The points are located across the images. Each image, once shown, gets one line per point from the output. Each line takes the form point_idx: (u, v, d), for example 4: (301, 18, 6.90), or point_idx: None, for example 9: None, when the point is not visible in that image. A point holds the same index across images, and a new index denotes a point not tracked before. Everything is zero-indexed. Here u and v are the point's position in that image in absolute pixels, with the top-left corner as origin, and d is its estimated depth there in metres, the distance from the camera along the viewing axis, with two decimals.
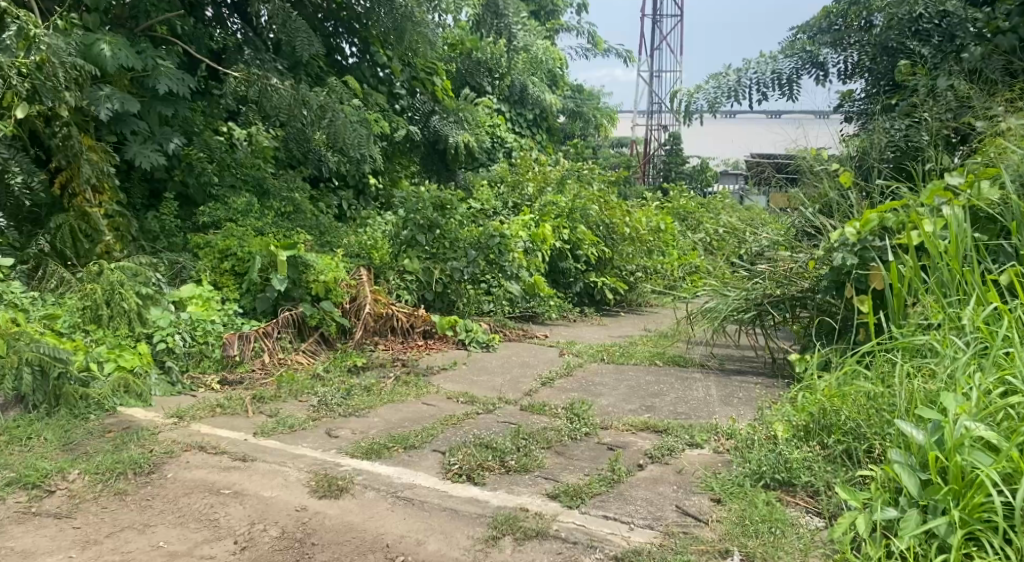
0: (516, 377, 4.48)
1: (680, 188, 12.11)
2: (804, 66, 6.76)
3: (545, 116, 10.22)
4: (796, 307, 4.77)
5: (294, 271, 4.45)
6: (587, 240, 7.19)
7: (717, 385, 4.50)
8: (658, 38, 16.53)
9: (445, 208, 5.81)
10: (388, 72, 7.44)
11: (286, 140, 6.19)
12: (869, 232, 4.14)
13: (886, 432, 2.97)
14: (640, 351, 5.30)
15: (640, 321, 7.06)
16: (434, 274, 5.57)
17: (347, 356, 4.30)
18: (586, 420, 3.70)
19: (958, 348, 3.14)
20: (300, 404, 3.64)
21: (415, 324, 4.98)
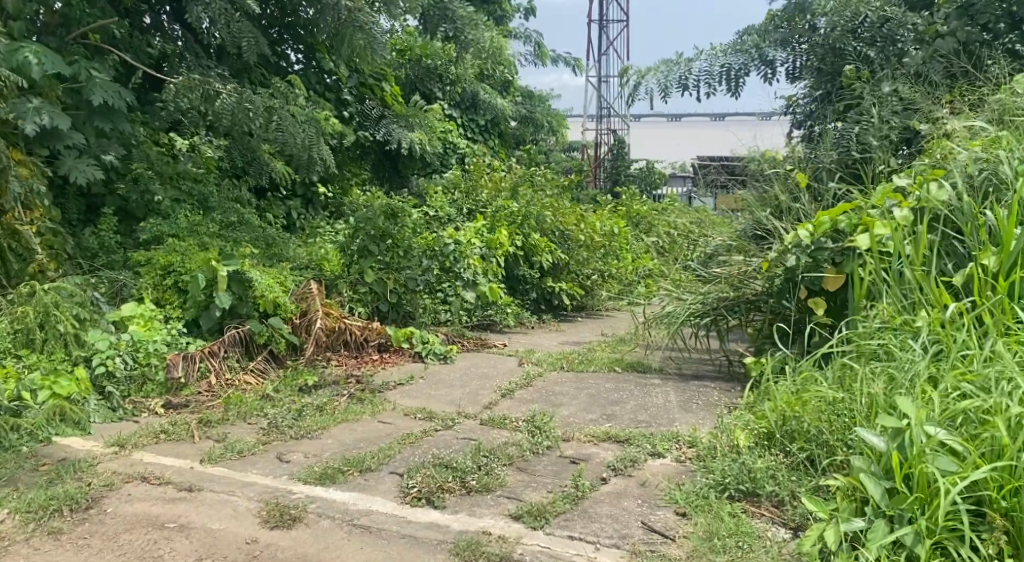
0: (475, 389, 4.39)
1: (631, 191, 12.15)
2: (752, 63, 6.81)
3: (496, 122, 10.16)
4: (750, 310, 4.76)
5: (239, 288, 4.31)
6: (543, 247, 7.13)
7: (677, 391, 4.45)
8: (605, 43, 16.58)
9: (397, 216, 5.58)
10: (335, 79, 7.30)
11: (230, 150, 6.04)
12: (822, 235, 4.12)
13: (848, 439, 2.93)
14: (598, 357, 5.24)
15: (597, 326, 7.02)
16: (388, 285, 5.41)
17: (299, 374, 4.17)
18: (547, 433, 3.62)
19: (915, 351, 3.11)
20: (249, 427, 3.51)
21: (368, 337, 4.88)
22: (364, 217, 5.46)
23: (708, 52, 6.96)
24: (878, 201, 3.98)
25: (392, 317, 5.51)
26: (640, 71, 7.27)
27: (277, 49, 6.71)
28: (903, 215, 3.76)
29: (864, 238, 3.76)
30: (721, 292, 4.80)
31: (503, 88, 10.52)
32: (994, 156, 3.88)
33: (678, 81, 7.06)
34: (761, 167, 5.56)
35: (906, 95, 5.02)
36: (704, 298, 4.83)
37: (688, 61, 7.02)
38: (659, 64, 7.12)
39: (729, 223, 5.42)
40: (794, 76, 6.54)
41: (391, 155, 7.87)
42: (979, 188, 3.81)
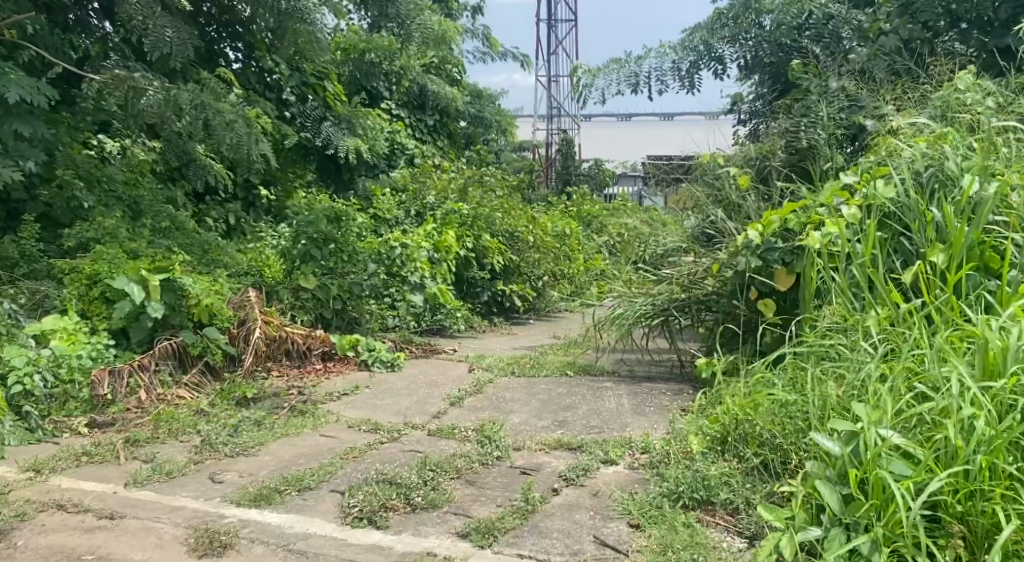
0: (423, 398, 4.25)
1: (583, 191, 12.10)
2: (701, 61, 6.77)
3: (445, 122, 10.04)
4: (701, 311, 4.68)
5: (171, 296, 4.18)
6: (493, 248, 7.01)
7: (629, 395, 4.37)
8: (553, 42, 16.55)
9: (342, 219, 5.49)
10: (276, 77, 7.10)
11: (164, 152, 5.85)
12: (772, 235, 4.06)
13: (803, 444, 2.84)
14: (551, 361, 5.14)
15: (550, 328, 6.92)
16: (332, 291, 5.26)
17: (236, 387, 4.10)
18: (497, 442, 3.50)
19: (866, 351, 3.02)
20: (184, 443, 3.42)
21: (312, 346, 4.85)
22: (307, 221, 5.36)
23: (658, 50, 6.87)
24: (825, 200, 3.92)
25: (337, 324, 5.34)
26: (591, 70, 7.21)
27: (213, 48, 6.46)
28: (851, 213, 3.70)
29: (813, 237, 3.70)
30: (672, 292, 4.73)
31: (451, 87, 10.37)
32: (939, 150, 3.82)
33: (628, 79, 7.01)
34: (710, 167, 5.53)
35: (845, 92, 4.96)
36: (656, 299, 4.75)
37: (638, 59, 6.96)
38: (610, 62, 7.07)
39: (679, 222, 5.38)
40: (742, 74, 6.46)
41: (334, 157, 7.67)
42: (926, 183, 3.75)
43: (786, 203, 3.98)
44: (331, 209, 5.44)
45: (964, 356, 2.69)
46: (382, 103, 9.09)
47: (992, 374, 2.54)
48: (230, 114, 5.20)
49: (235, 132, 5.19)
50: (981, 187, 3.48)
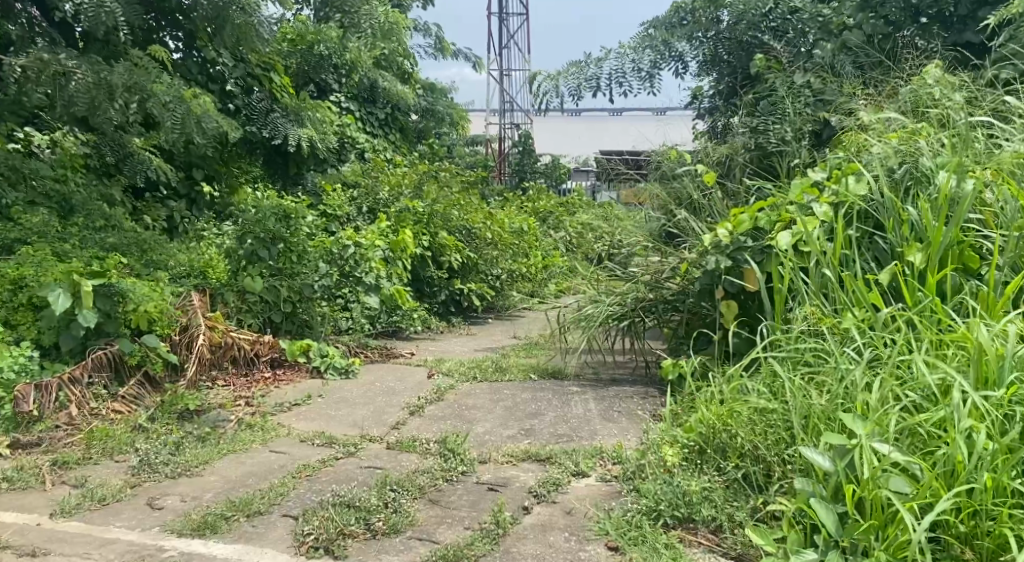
0: (381, 407, 4.02)
1: (537, 186, 11.93)
2: (662, 59, 6.43)
3: (397, 115, 9.76)
4: (669, 311, 4.52)
5: (107, 303, 3.90)
6: (450, 246, 6.79)
7: (596, 400, 4.19)
8: (505, 36, 16.31)
9: (292, 217, 5.15)
10: (220, 67, 6.77)
11: (99, 145, 5.63)
12: (742, 234, 3.78)
13: (787, 456, 2.66)
14: (513, 364, 4.94)
15: (509, 329, 6.72)
16: (282, 293, 5.03)
17: (178, 398, 3.84)
18: (461, 456, 3.29)
19: (849, 357, 2.84)
20: (117, 465, 3.16)
21: (260, 352, 4.64)
22: (254, 219, 5.05)
23: (616, 50, 6.58)
24: (796, 196, 3.73)
25: (286, 327, 5.09)
26: (549, 76, 6.92)
27: (152, 36, 6.08)
28: (823, 210, 3.51)
29: (784, 234, 3.50)
30: (639, 293, 4.57)
31: (403, 79, 10.08)
32: (913, 146, 3.65)
33: (588, 83, 6.73)
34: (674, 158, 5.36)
35: (804, 87, 4.73)
36: (622, 300, 4.60)
37: (597, 61, 6.69)
38: (569, 67, 6.76)
39: (642, 218, 5.24)
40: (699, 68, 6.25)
41: (281, 151, 7.34)
42: (900, 180, 3.57)
43: (755, 199, 3.78)
44: (278, 206, 5.11)
45: (954, 363, 2.53)
46: (331, 96, 8.79)
47: (987, 383, 2.40)
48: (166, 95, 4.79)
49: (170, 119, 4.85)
50: (959, 184, 3.31)
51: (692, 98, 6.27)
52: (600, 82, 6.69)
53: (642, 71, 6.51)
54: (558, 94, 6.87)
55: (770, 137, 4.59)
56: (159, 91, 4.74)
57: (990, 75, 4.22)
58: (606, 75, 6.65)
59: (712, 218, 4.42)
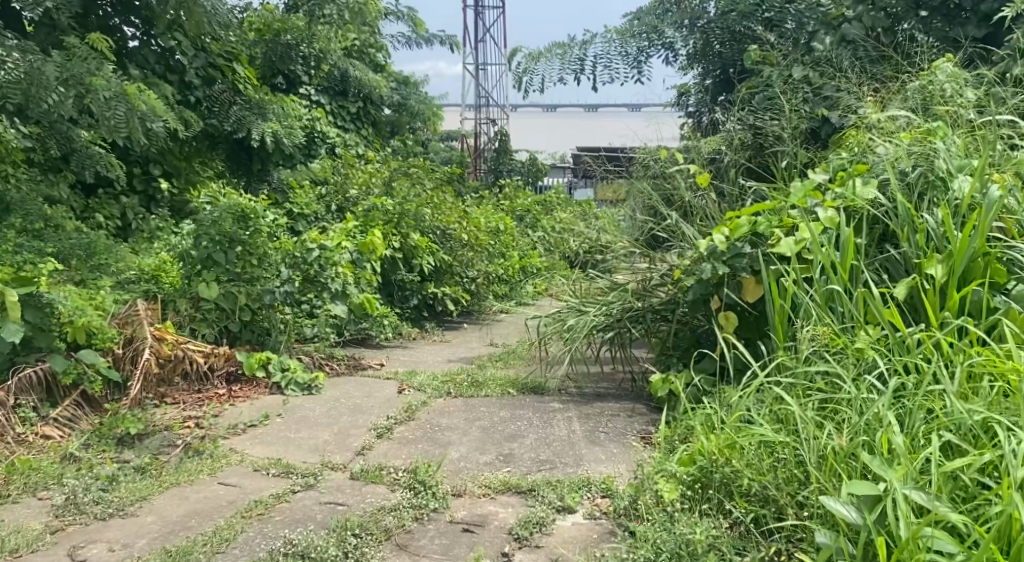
0: (345, 429, 3.67)
1: (514, 184, 11.61)
2: (651, 46, 6.06)
3: (370, 109, 9.38)
4: (657, 321, 4.18)
5: (36, 314, 3.55)
6: (423, 248, 6.43)
7: (581, 419, 3.86)
8: (481, 30, 15.94)
9: (249, 218, 4.72)
10: (179, 56, 6.19)
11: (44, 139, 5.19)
12: (739, 239, 3.42)
13: (802, 498, 2.32)
14: (491, 377, 4.60)
15: (485, 336, 6.38)
16: (239, 300, 4.67)
17: (118, 419, 3.48)
18: (432, 489, 2.94)
19: (868, 385, 2.51)
20: (38, 504, 2.78)
21: (214, 366, 4.29)
22: (208, 220, 4.66)
23: (603, 34, 6.20)
24: (798, 200, 3.39)
25: (245, 337, 4.75)
26: (532, 56, 6.54)
27: (106, 23, 5.60)
28: (828, 215, 3.17)
29: (786, 240, 3.16)
30: (625, 303, 4.24)
31: (374, 72, 9.68)
32: (928, 147, 3.32)
33: (573, 65, 6.37)
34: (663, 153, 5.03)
35: (801, 81, 4.35)
36: (608, 310, 4.26)
37: (582, 43, 6.32)
38: (554, 48, 6.40)
39: (628, 220, 4.92)
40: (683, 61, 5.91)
41: (245, 145, 6.89)
42: (913, 184, 3.24)
43: (752, 202, 3.44)
44: (234, 206, 4.69)
45: (995, 399, 2.22)
46: (300, 89, 8.50)
47: None
48: (107, 88, 4.40)
49: (111, 110, 4.45)
50: (982, 192, 3.00)
51: (679, 92, 5.94)
52: (584, 64, 6.33)
53: (629, 56, 6.17)
54: (540, 76, 6.50)
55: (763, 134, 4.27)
56: (98, 85, 4.39)
57: (1003, 70, 3.92)
58: (591, 58, 6.29)
59: (705, 221, 4.10)
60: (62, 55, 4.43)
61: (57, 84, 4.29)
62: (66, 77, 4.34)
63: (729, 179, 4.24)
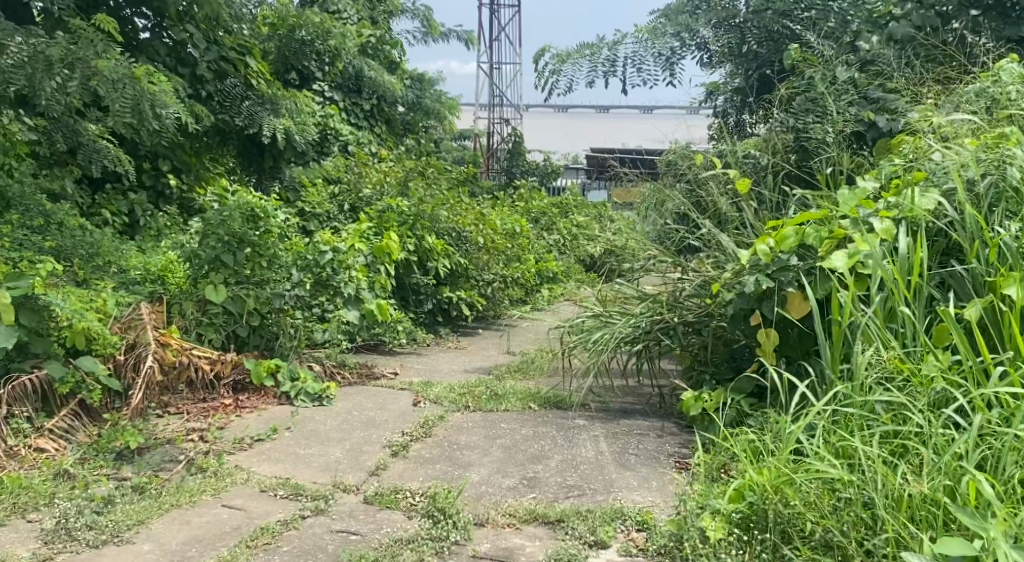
0: (358, 446, 3.45)
1: (528, 186, 11.38)
2: (685, 47, 5.77)
3: (384, 107, 9.16)
4: (689, 335, 3.94)
5: (33, 318, 3.32)
6: (438, 250, 6.21)
7: (608, 439, 3.63)
8: (496, 29, 15.71)
9: (259, 217, 4.50)
10: (191, 48, 5.84)
11: (49, 131, 5.00)
12: (785, 251, 3.18)
13: (871, 545, 2.06)
14: (510, 389, 4.37)
15: (501, 344, 6.16)
16: (248, 303, 4.44)
17: (117, 433, 3.28)
18: (453, 517, 2.72)
19: (946, 422, 2.28)
20: (27, 528, 2.58)
21: (220, 374, 4.08)
22: (217, 218, 4.42)
23: (632, 34, 5.92)
24: (850, 210, 3.15)
25: (253, 342, 4.53)
26: (559, 56, 6.30)
27: (117, 14, 5.51)
28: (885, 226, 2.92)
29: (839, 252, 2.92)
30: (655, 315, 3.99)
31: (389, 69, 9.44)
32: (996, 154, 3.06)
33: (603, 67, 6.13)
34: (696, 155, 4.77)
35: (847, 84, 4.08)
36: (637, 321, 3.99)
37: (612, 43, 6.08)
38: (582, 48, 6.17)
39: (656, 227, 4.70)
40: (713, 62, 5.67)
41: (256, 141, 6.65)
42: (981, 196, 2.99)
43: (799, 212, 3.19)
44: (244, 205, 4.46)
45: None
46: (313, 85, 8.16)
47: None
48: (113, 74, 4.19)
49: (117, 97, 4.25)
50: None
51: (708, 94, 5.69)
52: (615, 66, 6.09)
53: (661, 57, 5.87)
54: (568, 77, 6.28)
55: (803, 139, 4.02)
56: (106, 66, 4.16)
57: None
58: (622, 59, 6.05)
59: (741, 231, 3.87)
60: (66, 39, 4.23)
61: (61, 67, 4.08)
62: (71, 60, 4.12)
63: (768, 186, 3.99)
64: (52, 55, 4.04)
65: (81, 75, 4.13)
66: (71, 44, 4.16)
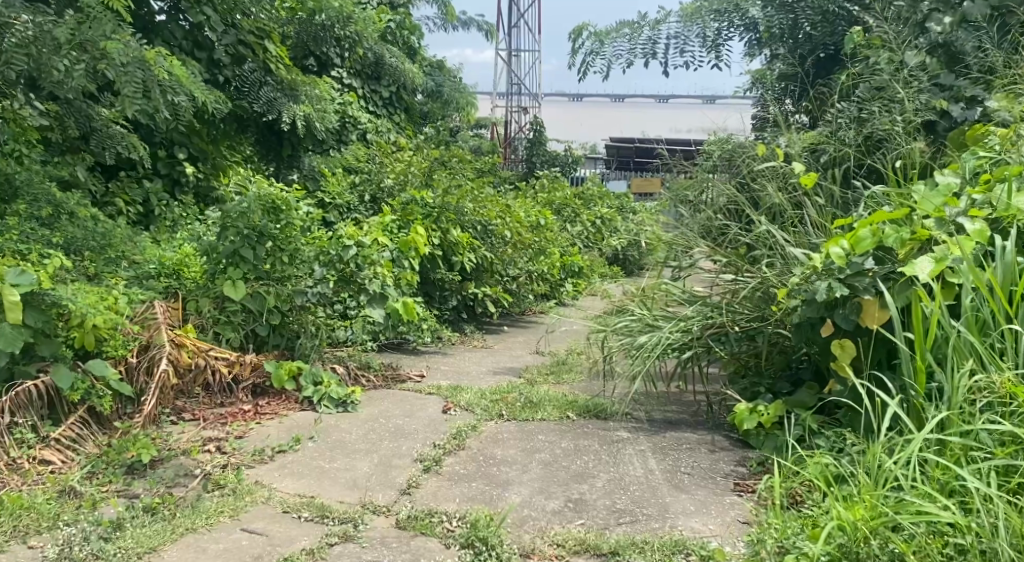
0: (387, 459, 3.19)
1: (550, 177, 11.06)
2: (733, 27, 5.47)
3: (403, 95, 8.87)
4: (742, 342, 3.69)
5: (39, 317, 3.08)
6: (464, 244, 5.93)
7: (656, 454, 3.36)
8: (515, 16, 15.37)
9: (279, 209, 4.24)
10: (208, 31, 5.56)
11: (60, 116, 4.75)
12: (861, 254, 2.91)
13: None
14: (545, 395, 4.09)
15: (528, 343, 5.87)
16: (268, 302, 4.21)
17: (128, 443, 3.04)
18: (496, 548, 2.46)
19: None
20: (27, 557, 2.35)
21: (238, 377, 3.84)
22: (236, 210, 4.16)
23: (676, 13, 5.63)
24: (935, 209, 2.89)
25: (273, 342, 4.29)
26: (596, 36, 6.01)
27: None
28: (979, 228, 2.66)
29: (926, 258, 2.67)
30: (705, 319, 3.72)
31: (409, 55, 9.14)
32: None
33: (643, 48, 5.85)
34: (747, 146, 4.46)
35: (916, 69, 3.80)
36: (687, 326, 3.70)
37: (654, 23, 5.79)
38: (623, 27, 5.88)
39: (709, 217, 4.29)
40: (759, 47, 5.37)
41: (275, 129, 6.41)
42: None
43: (875, 210, 2.93)
44: (265, 196, 4.21)
45: None
46: (333, 72, 7.84)
47: None
48: (121, 55, 3.96)
49: (126, 79, 4.01)
50: None
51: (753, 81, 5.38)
52: (656, 47, 5.81)
53: (706, 38, 5.58)
54: (605, 58, 6.00)
55: (868, 129, 3.71)
56: (114, 49, 3.91)
57: None
58: (664, 40, 5.76)
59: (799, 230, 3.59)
60: (72, 16, 3.96)
61: (69, 49, 3.84)
62: (79, 41, 3.88)
63: (833, 179, 3.69)
64: (58, 36, 3.81)
65: (89, 57, 3.93)
66: (77, 22, 3.91)
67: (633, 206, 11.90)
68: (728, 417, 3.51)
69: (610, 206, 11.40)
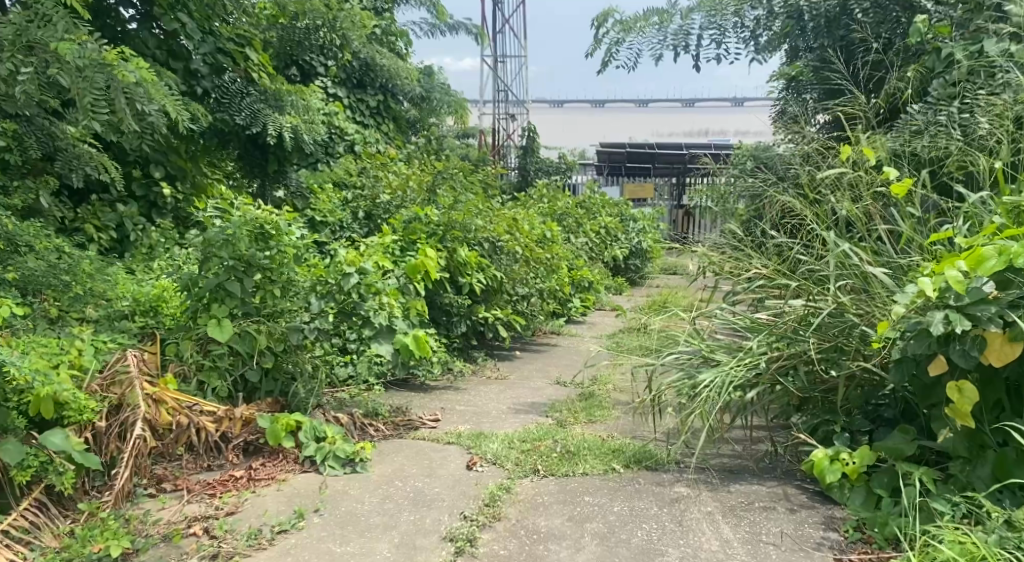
0: (412, 538, 2.67)
1: (547, 185, 10.53)
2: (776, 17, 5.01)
3: (391, 103, 8.33)
4: (813, 374, 3.18)
5: None
6: (472, 264, 5.38)
7: (730, 519, 2.83)
8: (500, 21, 14.90)
9: (269, 235, 3.69)
10: (184, 40, 4.97)
11: (19, 136, 4.20)
12: (983, 277, 2.42)
13: None
14: (580, 440, 3.55)
15: (545, 371, 5.32)
16: (259, 342, 3.65)
17: (95, 536, 2.53)
18: None
19: None
20: None
21: (227, 435, 3.29)
22: (219, 238, 3.60)
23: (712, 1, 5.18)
24: None
25: (266, 388, 3.74)
26: (624, 25, 5.55)
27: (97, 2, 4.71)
28: None
29: None
30: (771, 352, 3.20)
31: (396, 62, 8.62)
32: None
33: (673, 38, 5.42)
34: (806, 138, 3.86)
35: (1002, 58, 3.27)
36: (753, 361, 3.17)
37: (687, 12, 5.34)
38: (653, 15, 5.40)
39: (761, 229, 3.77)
40: (768, 47, 5.04)
41: (259, 142, 5.65)
42: None
43: (995, 224, 2.50)
44: (251, 220, 3.66)
45: None
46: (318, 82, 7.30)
47: None
48: (78, 61, 3.42)
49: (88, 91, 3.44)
50: None
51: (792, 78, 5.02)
52: (687, 39, 5.33)
53: (744, 28, 5.13)
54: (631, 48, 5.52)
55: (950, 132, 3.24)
56: (69, 50, 3.40)
57: None
58: (697, 30, 5.30)
59: (878, 252, 3.13)
60: (21, 15, 3.53)
61: (11, 52, 3.43)
62: (24, 44, 3.44)
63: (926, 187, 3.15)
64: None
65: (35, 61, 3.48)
66: (22, 20, 3.47)
67: (632, 213, 11.43)
68: (803, 467, 3.02)
69: (611, 213, 10.90)
